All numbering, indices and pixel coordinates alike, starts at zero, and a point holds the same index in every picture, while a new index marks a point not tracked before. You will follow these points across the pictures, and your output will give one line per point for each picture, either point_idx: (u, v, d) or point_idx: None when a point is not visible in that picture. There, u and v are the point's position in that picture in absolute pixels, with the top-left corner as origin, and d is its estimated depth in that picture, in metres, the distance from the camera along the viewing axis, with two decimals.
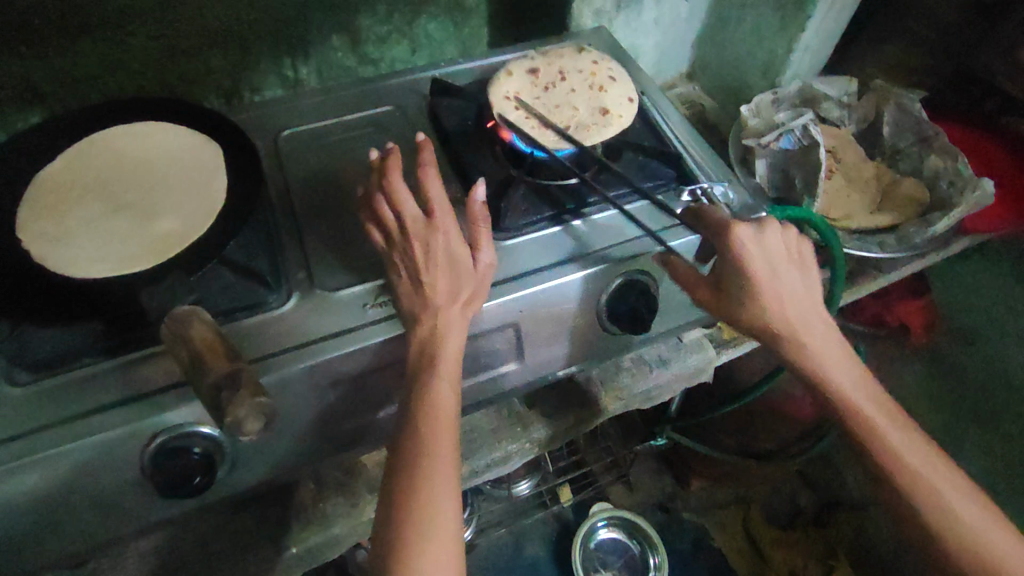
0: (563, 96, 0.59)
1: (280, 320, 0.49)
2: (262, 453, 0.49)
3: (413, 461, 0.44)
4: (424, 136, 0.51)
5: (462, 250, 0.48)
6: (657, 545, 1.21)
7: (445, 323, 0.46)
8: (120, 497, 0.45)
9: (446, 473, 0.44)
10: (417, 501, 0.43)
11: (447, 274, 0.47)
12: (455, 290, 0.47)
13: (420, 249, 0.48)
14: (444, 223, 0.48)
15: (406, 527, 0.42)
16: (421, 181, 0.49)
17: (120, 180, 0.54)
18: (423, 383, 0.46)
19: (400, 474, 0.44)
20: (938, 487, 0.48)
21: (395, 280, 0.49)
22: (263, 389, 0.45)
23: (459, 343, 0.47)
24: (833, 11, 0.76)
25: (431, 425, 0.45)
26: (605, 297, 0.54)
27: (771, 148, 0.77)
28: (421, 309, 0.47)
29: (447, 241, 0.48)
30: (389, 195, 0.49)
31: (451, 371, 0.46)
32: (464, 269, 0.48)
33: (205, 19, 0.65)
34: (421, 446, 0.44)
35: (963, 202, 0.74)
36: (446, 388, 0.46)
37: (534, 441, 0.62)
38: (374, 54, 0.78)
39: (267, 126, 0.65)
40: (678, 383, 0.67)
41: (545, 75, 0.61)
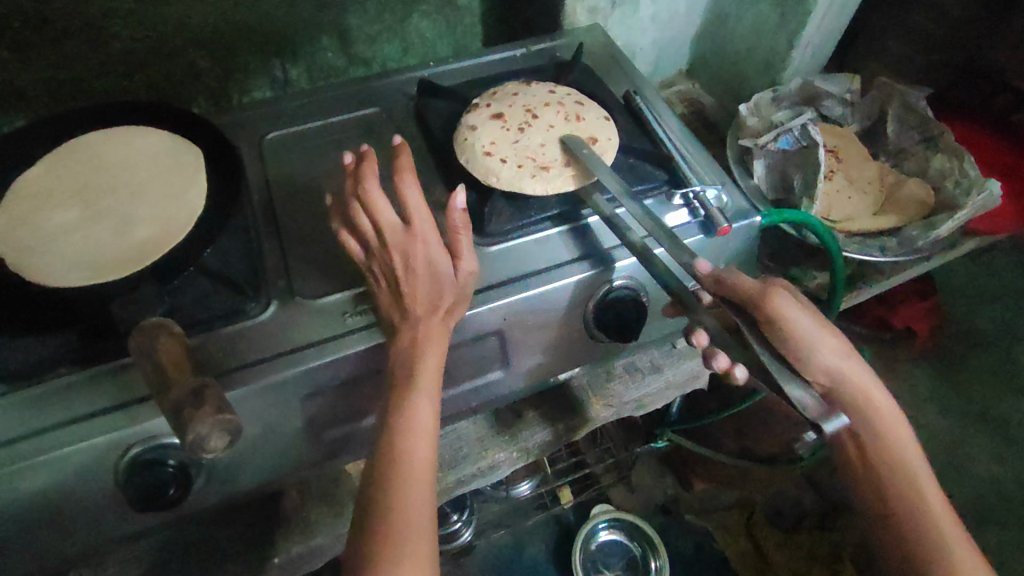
0: (546, 132, 0.54)
1: (257, 329, 0.48)
2: (240, 465, 0.48)
3: (391, 476, 0.43)
4: (401, 140, 0.50)
5: (443, 259, 0.47)
6: (658, 548, 1.19)
7: (425, 333, 0.45)
8: (96, 509, 0.45)
9: (420, 491, 0.43)
10: (385, 527, 0.41)
11: (427, 285, 0.46)
12: (436, 299, 0.46)
13: (399, 259, 0.46)
14: (424, 231, 0.47)
15: (377, 552, 0.41)
16: (399, 186, 0.47)
17: (100, 185, 0.53)
18: (401, 395, 0.45)
19: (373, 488, 0.43)
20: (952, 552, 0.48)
21: (376, 289, 0.48)
22: (232, 404, 0.44)
23: (438, 356, 0.45)
24: (835, 6, 0.74)
25: (411, 440, 0.44)
26: (591, 306, 0.53)
27: (769, 149, 0.74)
28: (402, 317, 0.46)
29: (426, 250, 0.46)
30: (368, 203, 0.47)
31: (430, 384, 0.45)
32: (446, 278, 0.46)
33: (191, 20, 0.65)
34: (397, 460, 0.43)
35: (967, 204, 0.71)
36: (426, 401, 0.45)
37: (522, 450, 0.61)
38: (365, 54, 0.77)
39: (254, 129, 0.64)
40: (672, 390, 0.65)
41: (512, 117, 0.56)
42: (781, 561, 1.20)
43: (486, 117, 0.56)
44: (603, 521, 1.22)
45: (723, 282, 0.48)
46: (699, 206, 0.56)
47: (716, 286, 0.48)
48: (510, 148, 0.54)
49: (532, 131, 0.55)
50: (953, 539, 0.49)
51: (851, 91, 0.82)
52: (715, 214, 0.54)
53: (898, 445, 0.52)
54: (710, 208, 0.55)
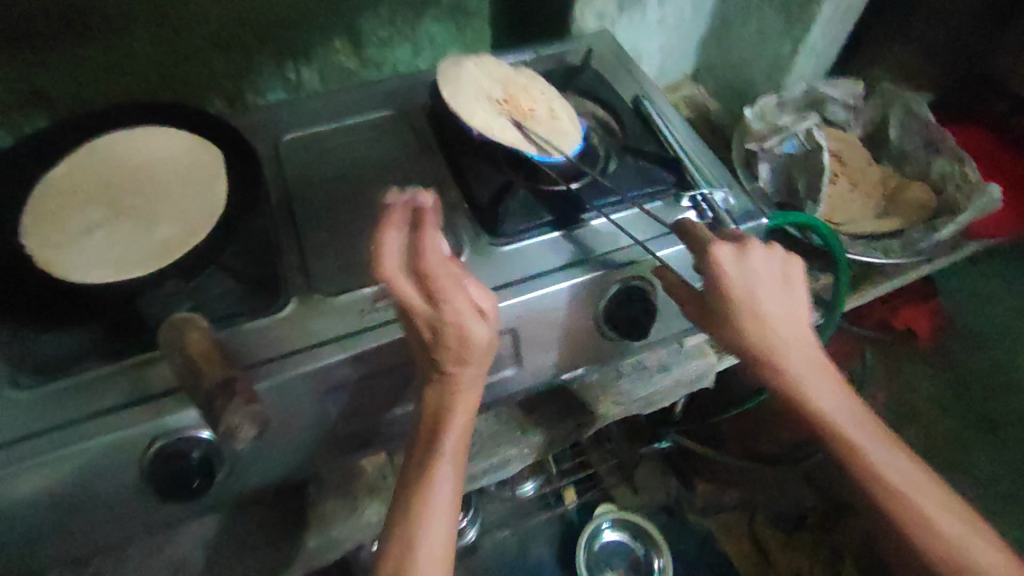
0: (528, 99, 0.62)
1: (277, 326, 0.49)
2: (260, 458, 0.49)
3: (422, 485, 0.46)
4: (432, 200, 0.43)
5: (478, 324, 0.44)
6: (662, 547, 1.20)
7: (456, 392, 0.47)
8: (120, 501, 0.46)
9: (445, 500, 0.46)
10: (414, 529, 0.45)
11: (458, 346, 0.44)
12: (469, 355, 0.45)
13: (427, 331, 0.44)
14: (457, 307, 0.43)
15: (408, 552, 0.44)
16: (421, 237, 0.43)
17: (122, 184, 0.54)
18: (430, 448, 0.47)
19: (404, 496, 0.46)
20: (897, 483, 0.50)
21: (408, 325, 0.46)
22: (258, 397, 0.45)
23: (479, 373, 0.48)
24: (839, 12, 0.75)
25: (430, 500, 0.45)
26: (602, 305, 0.54)
27: (773, 153, 0.76)
28: (434, 369, 0.46)
29: (460, 326, 0.43)
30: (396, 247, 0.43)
31: (455, 441, 0.47)
32: (475, 346, 0.45)
33: (207, 23, 0.66)
34: (419, 513, 0.45)
35: (968, 207, 0.72)
36: (450, 459, 0.47)
37: (533, 446, 0.62)
38: (377, 57, 0.78)
39: (269, 130, 0.65)
40: (680, 388, 0.66)
41: (495, 90, 0.62)
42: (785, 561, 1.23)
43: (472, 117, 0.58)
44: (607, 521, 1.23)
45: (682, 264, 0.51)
46: (707, 209, 0.58)
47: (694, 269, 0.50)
48: (533, 122, 0.59)
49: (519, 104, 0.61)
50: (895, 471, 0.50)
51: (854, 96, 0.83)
52: (723, 216, 0.56)
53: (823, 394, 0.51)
54: (719, 211, 0.57)
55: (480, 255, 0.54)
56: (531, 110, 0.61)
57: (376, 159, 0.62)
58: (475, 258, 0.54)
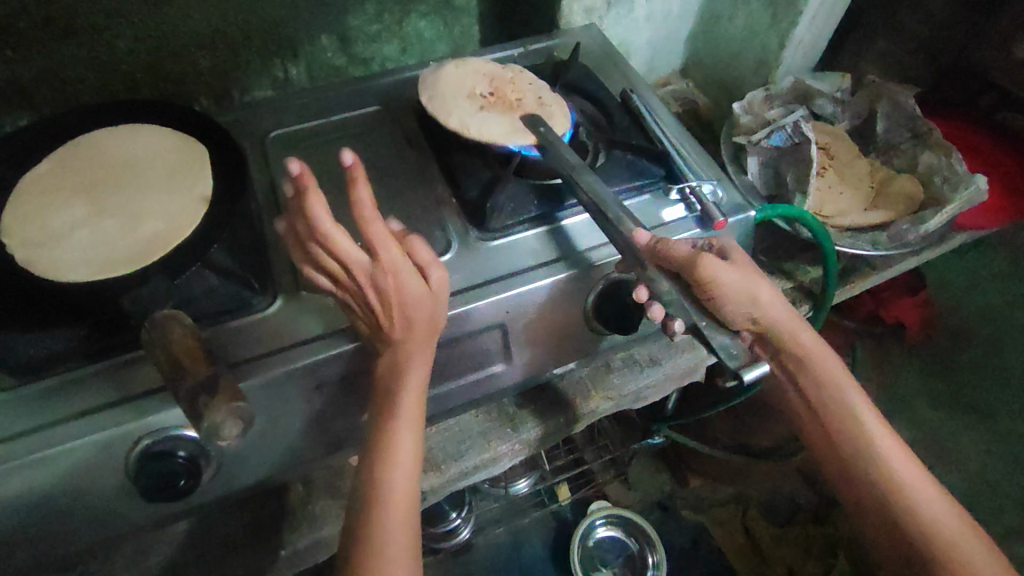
0: (513, 92, 0.59)
1: (264, 324, 0.49)
2: (247, 456, 0.48)
3: (375, 488, 0.47)
4: (354, 156, 0.40)
5: (415, 283, 0.45)
6: (655, 543, 1.21)
7: (405, 371, 0.47)
8: (105, 501, 0.45)
9: (401, 498, 0.48)
10: (370, 529, 0.47)
11: (402, 312, 0.45)
12: (413, 321, 0.45)
13: (371, 293, 0.44)
14: (395, 262, 0.44)
15: (366, 551, 0.46)
16: (362, 225, 0.42)
17: (104, 181, 0.53)
18: (386, 428, 0.48)
19: (361, 496, 0.48)
20: (907, 484, 0.53)
21: (355, 319, 0.47)
22: (244, 394, 0.45)
23: (422, 374, 0.47)
24: (825, 6, 0.74)
25: (388, 483, 0.47)
26: (590, 299, 0.54)
27: (762, 146, 0.74)
28: (383, 342, 0.47)
29: (398, 281, 0.44)
30: (325, 243, 0.42)
31: (408, 424, 0.48)
32: (421, 302, 0.45)
33: (191, 20, 0.65)
34: (381, 501, 0.47)
35: (954, 198, 0.71)
36: (407, 446, 0.48)
37: (524, 441, 0.61)
38: (364, 54, 0.78)
39: (255, 129, 0.64)
40: (670, 382, 0.66)
41: (479, 84, 0.59)
42: (777, 553, 1.24)
43: (456, 121, 0.56)
44: (601, 517, 1.23)
45: (666, 245, 0.50)
46: (695, 201, 0.58)
47: (656, 257, 0.50)
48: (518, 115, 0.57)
49: (503, 98, 0.58)
50: (907, 474, 0.53)
51: (841, 90, 0.82)
52: (711, 208, 0.56)
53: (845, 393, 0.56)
54: (706, 203, 0.57)
55: (467, 250, 0.54)
56: (516, 103, 0.58)
57: (362, 156, 0.61)
58: (462, 253, 0.54)
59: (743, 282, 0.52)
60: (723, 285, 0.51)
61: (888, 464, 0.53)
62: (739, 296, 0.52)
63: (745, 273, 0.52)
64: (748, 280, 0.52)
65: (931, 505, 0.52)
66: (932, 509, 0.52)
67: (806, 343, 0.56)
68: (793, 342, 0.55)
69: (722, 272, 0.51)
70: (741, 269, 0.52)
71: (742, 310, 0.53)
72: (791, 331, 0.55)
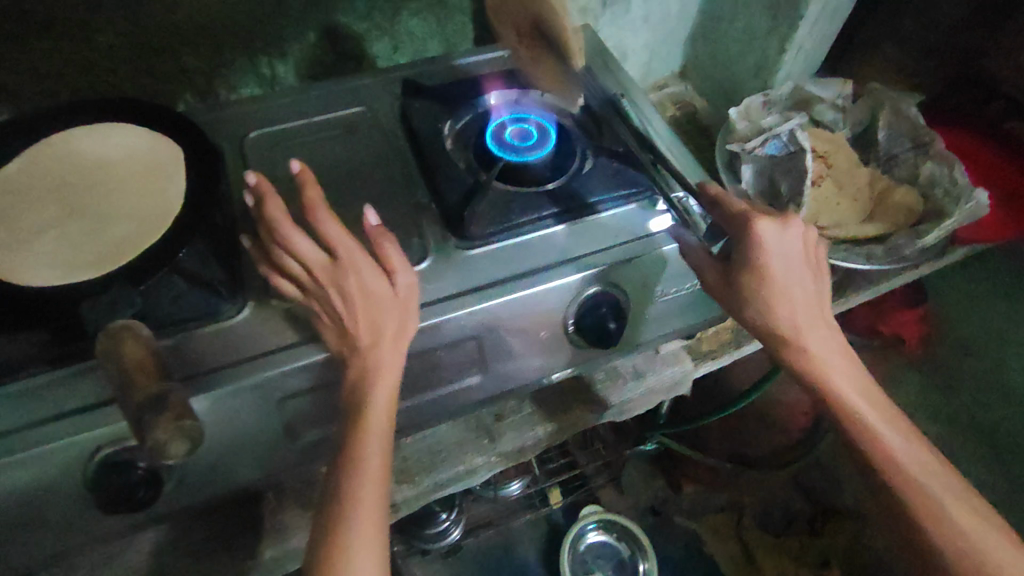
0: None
1: (231, 333, 0.50)
2: (213, 468, 0.48)
3: (343, 500, 0.46)
4: (302, 164, 0.46)
5: (378, 280, 0.45)
6: (647, 550, 1.20)
7: (373, 381, 0.45)
8: (63, 512, 0.44)
9: (370, 510, 0.46)
10: (339, 539, 0.45)
11: (367, 313, 0.45)
12: (379, 326, 0.45)
13: (333, 291, 0.45)
14: (355, 260, 0.45)
15: (330, 565, 0.44)
16: (319, 225, 0.45)
17: (76, 182, 0.52)
18: (352, 440, 0.46)
19: (329, 513, 0.46)
20: (937, 497, 0.46)
21: (320, 324, 0.47)
22: (194, 412, 0.45)
23: (393, 384, 0.46)
24: (827, 10, 0.72)
25: (357, 493, 0.46)
26: (570, 311, 0.53)
27: (756, 154, 0.72)
28: (349, 353, 0.46)
29: (359, 277, 0.45)
30: (284, 244, 0.44)
31: (379, 433, 0.46)
32: (386, 300, 0.46)
33: (173, 16, 0.64)
34: (349, 501, 0.46)
35: (955, 212, 0.69)
36: (377, 452, 0.46)
37: (501, 454, 0.60)
38: (354, 52, 0.76)
39: (235, 129, 0.63)
40: (654, 395, 0.65)
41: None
42: (771, 566, 1.22)
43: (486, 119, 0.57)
44: (593, 522, 1.23)
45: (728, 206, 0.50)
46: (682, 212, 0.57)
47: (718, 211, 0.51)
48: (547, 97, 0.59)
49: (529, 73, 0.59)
50: (937, 485, 0.47)
51: (843, 96, 0.79)
52: (698, 220, 0.55)
53: (853, 402, 0.48)
54: (694, 216, 0.56)
55: (445, 259, 0.53)
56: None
57: (341, 159, 0.60)
58: (439, 262, 0.53)
59: (783, 264, 0.49)
60: (767, 265, 0.49)
61: (917, 477, 0.47)
62: (765, 287, 0.49)
63: (791, 252, 0.50)
64: (789, 263, 0.49)
65: (964, 518, 0.46)
66: (969, 522, 0.46)
67: (813, 349, 0.49)
68: (808, 352, 0.49)
69: (769, 250, 0.49)
70: (788, 248, 0.50)
71: (769, 305, 0.49)
72: (800, 333, 0.49)
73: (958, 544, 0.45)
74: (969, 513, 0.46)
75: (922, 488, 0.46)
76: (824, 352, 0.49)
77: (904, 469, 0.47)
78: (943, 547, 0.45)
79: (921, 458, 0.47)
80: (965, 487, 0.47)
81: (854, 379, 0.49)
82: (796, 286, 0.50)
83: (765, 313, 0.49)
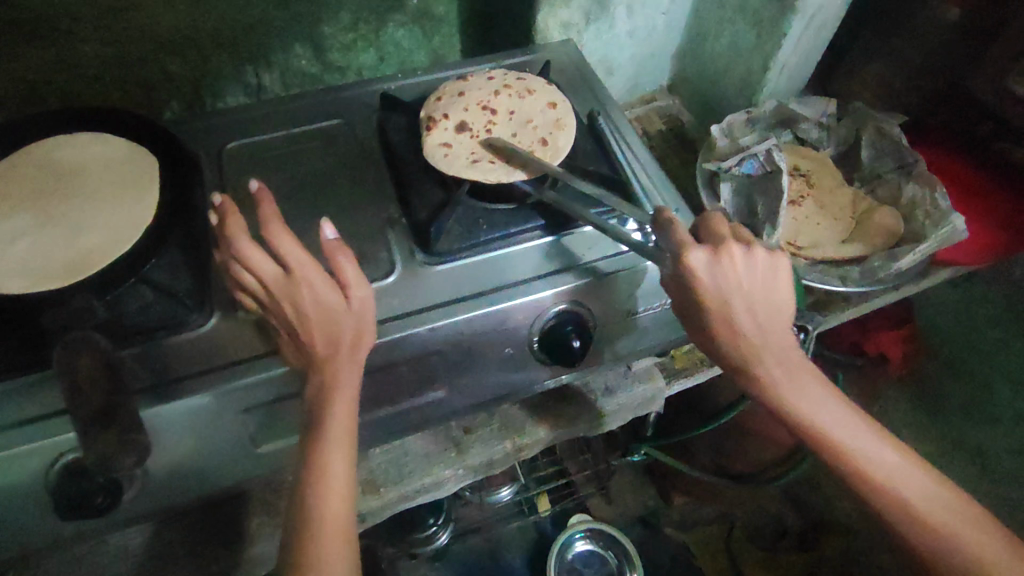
0: (509, 125, 0.59)
1: (196, 343, 0.49)
2: (175, 476, 0.48)
3: (311, 513, 0.46)
4: (261, 184, 0.47)
5: (332, 294, 0.46)
6: (634, 561, 1.19)
7: (331, 395, 0.46)
8: (23, 516, 0.45)
9: (338, 520, 0.47)
10: (308, 554, 0.45)
11: (322, 326, 0.46)
12: (336, 338, 0.46)
13: (287, 305, 0.46)
14: (307, 274, 0.46)
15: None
16: (269, 236, 0.45)
17: (53, 189, 0.53)
18: (316, 450, 0.46)
19: (295, 529, 0.46)
20: (909, 497, 0.46)
21: (279, 338, 0.48)
22: (146, 422, 0.45)
23: (351, 396, 0.46)
24: (812, 28, 0.71)
25: (324, 505, 0.46)
26: (535, 329, 0.53)
27: (732, 173, 0.72)
28: (310, 365, 0.47)
29: (312, 291, 0.46)
30: (240, 259, 0.45)
31: (340, 443, 0.47)
32: (340, 313, 0.46)
33: (158, 26, 0.65)
34: (315, 513, 0.46)
35: (931, 237, 0.68)
36: (339, 462, 0.47)
37: (469, 467, 0.61)
38: (339, 62, 0.77)
39: (215, 138, 0.64)
40: (626, 411, 0.65)
41: (475, 120, 0.60)
42: None
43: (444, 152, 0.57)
44: (580, 531, 1.22)
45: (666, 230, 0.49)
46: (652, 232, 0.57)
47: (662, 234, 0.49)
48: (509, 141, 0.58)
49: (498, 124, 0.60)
50: (908, 486, 0.47)
51: (827, 113, 0.79)
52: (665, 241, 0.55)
53: (817, 415, 0.48)
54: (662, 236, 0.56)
55: (411, 274, 0.54)
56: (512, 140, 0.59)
57: (317, 171, 0.60)
58: (405, 276, 0.54)
59: (724, 284, 0.48)
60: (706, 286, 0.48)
61: (887, 481, 0.47)
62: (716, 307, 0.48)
63: (735, 270, 0.48)
64: (736, 281, 0.48)
65: (938, 512, 0.46)
66: (945, 518, 0.46)
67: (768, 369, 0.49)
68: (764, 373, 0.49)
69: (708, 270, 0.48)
70: (732, 269, 0.48)
71: (723, 326, 0.49)
72: (755, 355, 0.49)
73: (937, 544, 0.45)
74: (944, 509, 0.46)
75: (894, 490, 0.46)
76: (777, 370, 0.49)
77: (874, 477, 0.47)
78: (922, 546, 0.46)
79: (887, 458, 0.47)
80: (936, 478, 0.47)
81: (814, 393, 0.49)
82: (750, 303, 0.49)
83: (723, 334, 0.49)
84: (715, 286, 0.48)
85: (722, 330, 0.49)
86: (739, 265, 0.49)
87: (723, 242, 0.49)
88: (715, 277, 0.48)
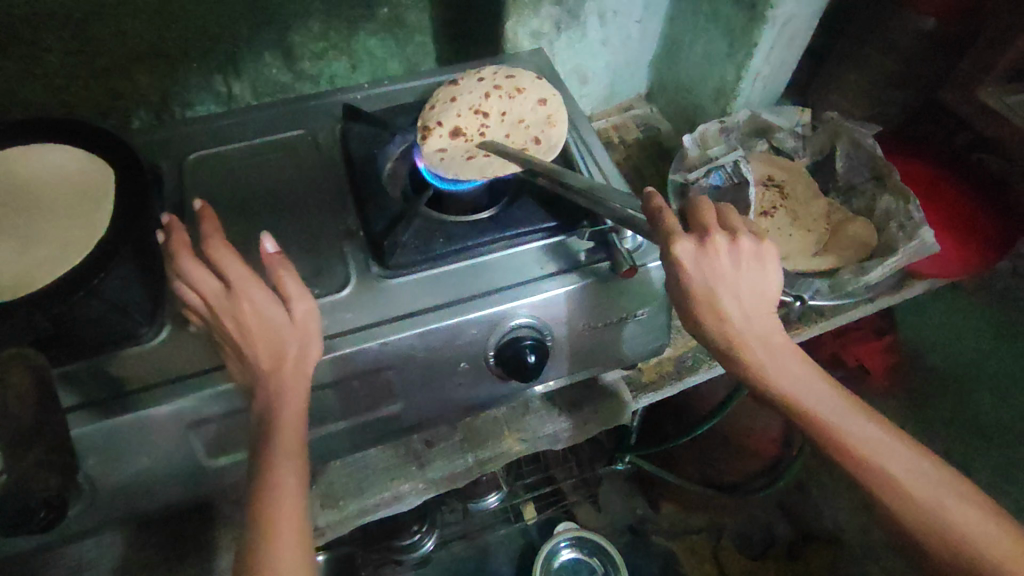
0: (502, 127, 0.59)
1: (146, 358, 0.49)
2: (124, 490, 0.48)
3: (261, 521, 0.43)
4: (203, 204, 0.48)
5: (274, 308, 0.46)
6: (619, 568, 1.18)
7: (278, 407, 0.45)
8: None
9: (289, 532, 0.43)
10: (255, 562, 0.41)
11: (265, 340, 0.45)
12: (279, 352, 0.45)
13: (229, 320, 0.45)
14: (247, 287, 0.45)
15: None
16: (212, 253, 0.46)
17: (9, 203, 0.53)
18: (263, 463, 0.44)
19: (242, 544, 0.43)
20: (898, 475, 0.44)
21: (224, 354, 0.47)
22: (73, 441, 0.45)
23: (299, 406, 0.45)
24: (784, 37, 0.70)
25: (273, 513, 0.43)
26: (492, 343, 0.53)
27: (698, 185, 0.73)
28: (254, 382, 0.46)
29: (254, 305, 0.46)
30: (183, 276, 0.46)
31: (290, 449, 0.45)
32: (282, 327, 0.46)
33: (121, 36, 0.65)
34: (263, 521, 0.43)
35: (901, 252, 0.68)
36: (290, 468, 0.44)
37: (431, 481, 0.60)
38: (311, 70, 0.77)
39: (179, 148, 0.63)
40: (593, 423, 0.64)
41: (468, 125, 0.58)
42: None
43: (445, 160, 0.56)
44: (566, 539, 1.20)
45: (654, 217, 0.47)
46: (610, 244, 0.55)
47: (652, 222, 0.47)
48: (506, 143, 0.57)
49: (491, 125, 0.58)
50: (897, 464, 0.44)
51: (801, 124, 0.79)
52: (621, 257, 0.53)
53: (800, 393, 0.46)
54: (618, 251, 0.54)
55: (365, 287, 0.53)
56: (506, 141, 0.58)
57: (278, 182, 0.60)
58: (359, 289, 0.53)
59: (709, 272, 0.46)
60: (692, 274, 0.46)
61: (876, 459, 0.44)
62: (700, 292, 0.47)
63: (721, 259, 0.47)
64: (720, 269, 0.46)
65: (930, 488, 0.44)
66: (939, 494, 0.43)
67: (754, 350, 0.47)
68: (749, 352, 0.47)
69: (693, 258, 0.46)
70: (717, 256, 0.47)
71: (709, 309, 0.47)
72: (739, 335, 0.47)
73: (937, 526, 0.43)
74: (939, 485, 0.44)
75: (883, 468, 0.44)
76: (760, 349, 0.47)
77: (863, 456, 0.45)
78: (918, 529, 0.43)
79: (872, 433, 0.45)
80: (923, 452, 0.45)
81: (797, 372, 0.47)
82: (737, 287, 0.47)
83: (708, 316, 0.47)
84: (702, 274, 0.46)
85: (706, 315, 0.47)
86: (724, 255, 0.47)
87: (711, 231, 0.47)
88: (698, 268, 0.46)
